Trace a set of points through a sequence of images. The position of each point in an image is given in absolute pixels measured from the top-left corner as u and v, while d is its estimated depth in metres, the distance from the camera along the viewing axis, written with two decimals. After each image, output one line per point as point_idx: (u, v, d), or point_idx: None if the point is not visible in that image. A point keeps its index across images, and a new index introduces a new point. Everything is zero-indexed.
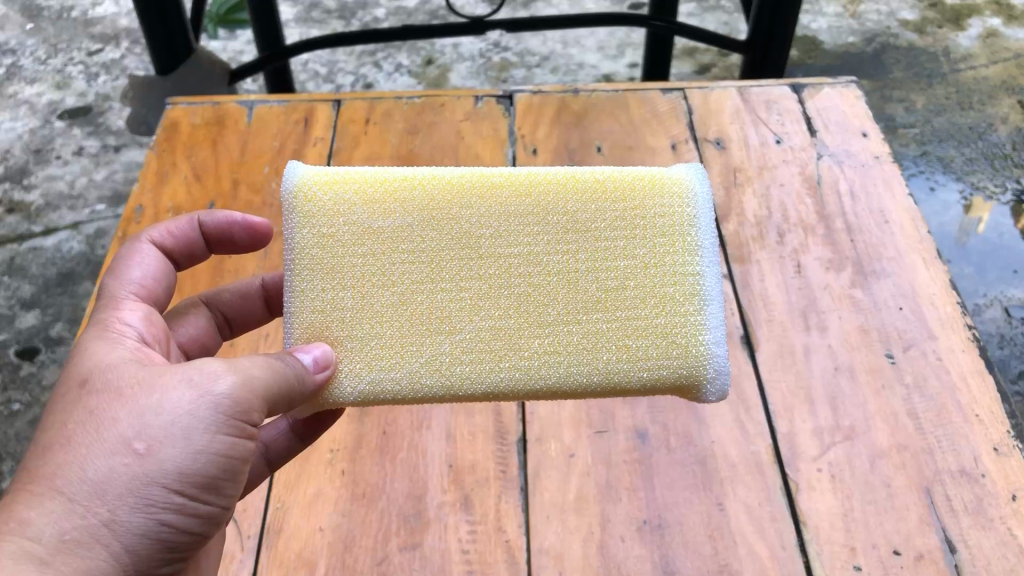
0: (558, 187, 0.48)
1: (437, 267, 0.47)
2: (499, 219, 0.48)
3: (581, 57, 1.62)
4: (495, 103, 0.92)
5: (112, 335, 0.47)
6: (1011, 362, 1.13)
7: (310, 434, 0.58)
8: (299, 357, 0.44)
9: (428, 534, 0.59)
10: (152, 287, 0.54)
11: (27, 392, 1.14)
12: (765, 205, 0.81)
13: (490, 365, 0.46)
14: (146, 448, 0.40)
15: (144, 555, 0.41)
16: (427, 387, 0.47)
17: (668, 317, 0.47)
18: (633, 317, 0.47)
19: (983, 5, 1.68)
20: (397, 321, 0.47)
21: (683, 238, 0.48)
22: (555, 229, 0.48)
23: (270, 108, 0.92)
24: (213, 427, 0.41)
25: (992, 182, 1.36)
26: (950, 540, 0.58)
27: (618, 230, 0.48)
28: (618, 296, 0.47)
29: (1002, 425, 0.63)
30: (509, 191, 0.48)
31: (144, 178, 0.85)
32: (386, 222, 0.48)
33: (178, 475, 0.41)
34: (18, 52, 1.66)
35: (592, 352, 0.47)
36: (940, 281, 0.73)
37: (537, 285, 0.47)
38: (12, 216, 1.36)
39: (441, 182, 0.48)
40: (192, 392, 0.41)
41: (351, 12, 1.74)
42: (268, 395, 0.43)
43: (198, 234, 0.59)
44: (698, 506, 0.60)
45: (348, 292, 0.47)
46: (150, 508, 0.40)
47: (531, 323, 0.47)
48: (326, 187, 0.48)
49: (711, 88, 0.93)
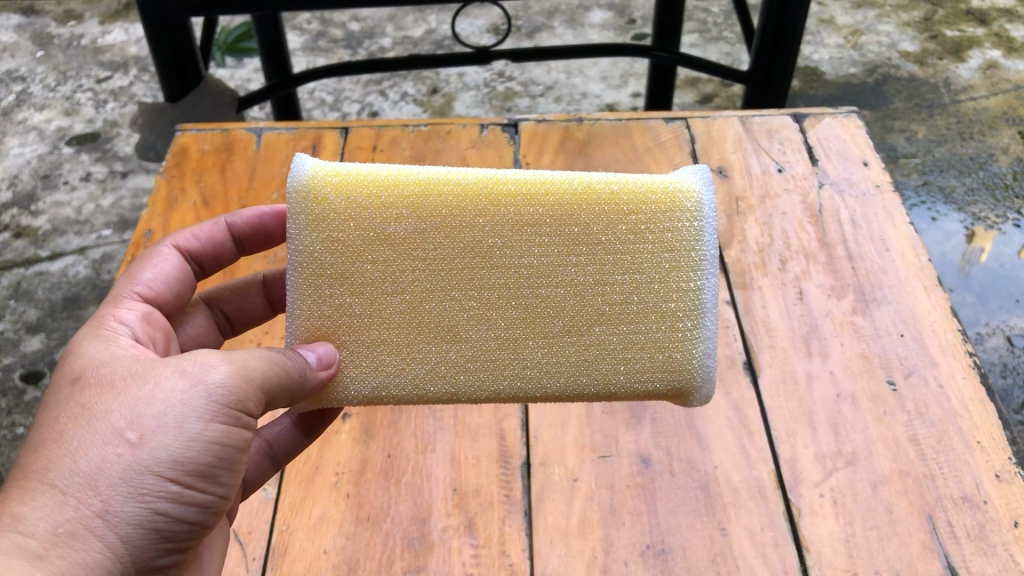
0: (573, 196, 0.47)
1: (447, 275, 0.48)
2: (511, 230, 0.47)
3: (584, 86, 1.65)
4: (500, 131, 0.94)
5: (106, 333, 0.48)
6: (1014, 391, 1.13)
7: (314, 429, 0.59)
8: (302, 354, 0.46)
9: (432, 558, 0.60)
10: (160, 290, 0.55)
11: (30, 416, 1.15)
12: (767, 231, 0.82)
13: (493, 372, 0.48)
14: (138, 437, 0.41)
15: (140, 545, 0.41)
16: (432, 391, 0.48)
17: (666, 335, 0.48)
18: (634, 332, 0.48)
19: (983, 37, 1.72)
20: (406, 328, 0.48)
21: (688, 254, 0.47)
22: (566, 241, 0.47)
23: (278, 134, 0.94)
24: (207, 416, 0.42)
25: (993, 212, 1.37)
26: (952, 566, 0.58)
27: (626, 244, 0.48)
28: (621, 310, 0.48)
29: (1004, 451, 0.64)
30: (522, 201, 0.47)
31: (154, 204, 0.87)
32: (397, 227, 0.47)
33: (171, 463, 0.41)
34: (28, 79, 1.70)
35: (590, 363, 0.48)
36: (941, 308, 0.74)
37: (544, 297, 0.48)
38: (19, 240, 1.38)
39: (455, 188, 0.47)
40: (186, 381, 0.42)
41: (357, 41, 1.77)
42: (265, 386, 0.44)
43: (227, 235, 0.62)
44: (701, 530, 0.60)
45: (357, 298, 0.48)
46: (145, 497, 0.41)
47: (536, 335, 0.48)
48: (334, 187, 0.46)
49: (713, 118, 0.95)
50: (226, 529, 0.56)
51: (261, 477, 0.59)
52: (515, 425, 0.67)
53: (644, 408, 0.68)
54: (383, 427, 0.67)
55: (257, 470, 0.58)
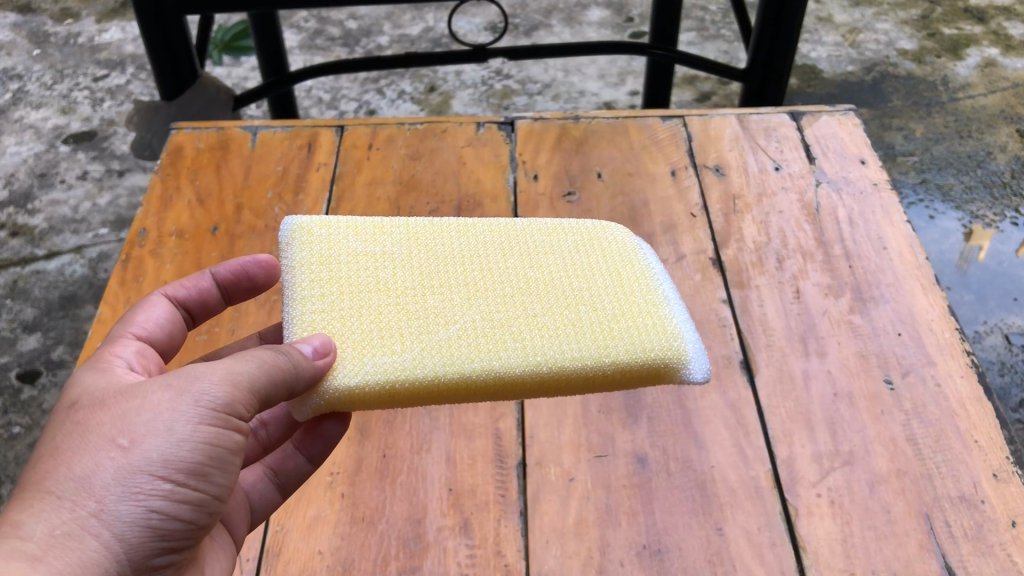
0: (526, 224, 0.57)
1: (429, 276, 0.52)
2: (480, 244, 0.55)
3: (581, 85, 1.65)
4: (496, 130, 0.94)
5: (102, 364, 0.49)
6: (1012, 389, 1.12)
7: (318, 455, 0.59)
8: (298, 347, 0.45)
9: (427, 558, 0.59)
10: (153, 331, 0.55)
11: (27, 415, 1.14)
12: (765, 231, 0.82)
13: (488, 346, 0.48)
14: (130, 441, 0.41)
15: (136, 544, 0.41)
16: (429, 367, 0.47)
17: (641, 311, 0.52)
18: (612, 308, 0.52)
19: (981, 35, 1.71)
20: (395, 317, 0.50)
21: (632, 257, 0.56)
22: (528, 250, 0.55)
23: (273, 133, 0.94)
24: (196, 419, 0.42)
25: (991, 210, 1.37)
26: (950, 566, 0.58)
27: (579, 252, 0.56)
28: (594, 294, 0.53)
29: (1001, 451, 0.64)
30: (485, 227, 0.56)
31: (148, 202, 0.86)
32: (379, 246, 0.54)
33: (163, 463, 0.41)
34: (24, 77, 1.69)
35: (579, 334, 0.50)
36: (939, 307, 0.74)
37: (522, 287, 0.52)
38: (16, 239, 1.38)
39: (425, 222, 0.56)
40: (171, 392, 0.42)
41: (354, 39, 1.77)
42: (254, 386, 0.44)
43: (214, 284, 0.60)
44: (698, 531, 0.60)
45: (346, 296, 0.50)
46: (138, 495, 0.40)
47: (522, 315, 0.50)
48: (320, 222, 0.54)
49: (711, 116, 0.95)
50: (233, 541, 0.55)
51: (268, 506, 0.59)
52: (512, 424, 0.67)
53: (640, 407, 0.68)
54: (378, 426, 0.67)
55: (263, 497, 0.58)
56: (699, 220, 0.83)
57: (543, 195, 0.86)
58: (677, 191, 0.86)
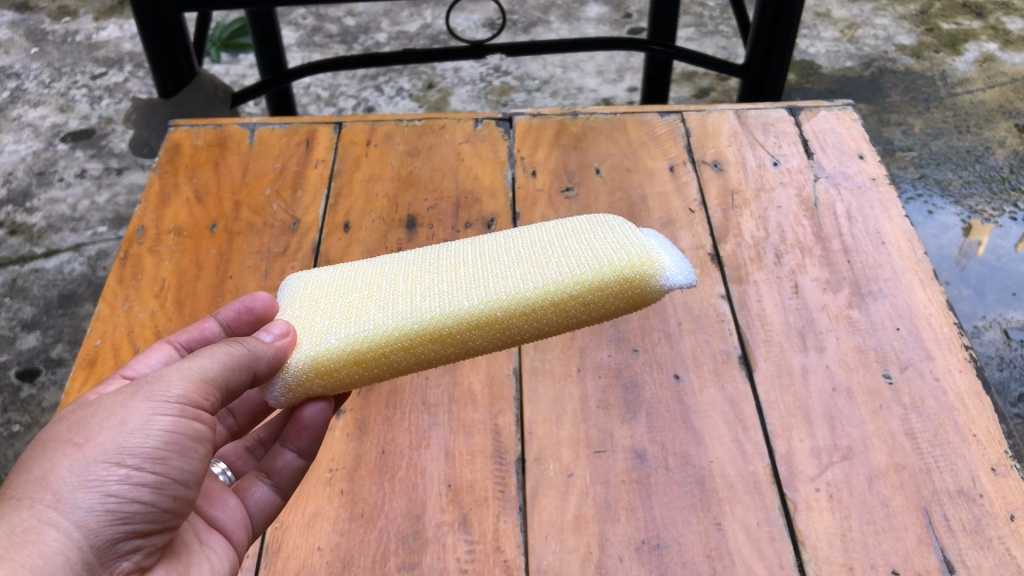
0: None
1: (401, 259, 0.54)
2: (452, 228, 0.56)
3: (580, 81, 1.65)
4: (494, 126, 0.93)
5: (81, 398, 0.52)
6: (1011, 384, 1.13)
7: (310, 450, 0.58)
8: (258, 335, 0.48)
9: (426, 554, 0.59)
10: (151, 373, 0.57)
11: (27, 413, 1.14)
12: (762, 226, 0.82)
13: (452, 298, 0.49)
14: (85, 438, 0.42)
15: (96, 529, 0.41)
16: (394, 327, 0.48)
17: (609, 241, 0.51)
18: (579, 245, 0.51)
19: (980, 30, 1.71)
20: (365, 294, 0.51)
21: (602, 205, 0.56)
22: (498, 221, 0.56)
23: (272, 130, 0.93)
24: (148, 409, 0.44)
25: (989, 205, 1.37)
26: (949, 560, 0.58)
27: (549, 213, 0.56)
28: (563, 238, 0.52)
29: (1000, 445, 0.64)
30: None
31: (147, 199, 0.86)
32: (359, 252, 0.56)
33: (117, 450, 0.43)
34: (22, 76, 1.69)
35: (545, 271, 0.49)
36: (937, 301, 0.74)
37: (490, 247, 0.53)
38: (14, 238, 1.38)
39: None
40: (125, 395, 0.45)
41: (353, 36, 1.76)
42: (206, 376, 0.46)
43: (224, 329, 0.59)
44: (697, 525, 0.60)
45: (322, 291, 0.53)
46: (95, 482, 0.42)
47: (487, 267, 0.51)
48: None
49: (709, 111, 0.95)
50: (230, 545, 0.53)
51: (266, 511, 0.57)
52: (510, 420, 0.67)
53: (639, 402, 0.68)
54: (377, 423, 0.67)
55: (261, 502, 0.57)
56: (697, 215, 0.83)
57: (541, 191, 0.86)
58: (675, 187, 0.86)
